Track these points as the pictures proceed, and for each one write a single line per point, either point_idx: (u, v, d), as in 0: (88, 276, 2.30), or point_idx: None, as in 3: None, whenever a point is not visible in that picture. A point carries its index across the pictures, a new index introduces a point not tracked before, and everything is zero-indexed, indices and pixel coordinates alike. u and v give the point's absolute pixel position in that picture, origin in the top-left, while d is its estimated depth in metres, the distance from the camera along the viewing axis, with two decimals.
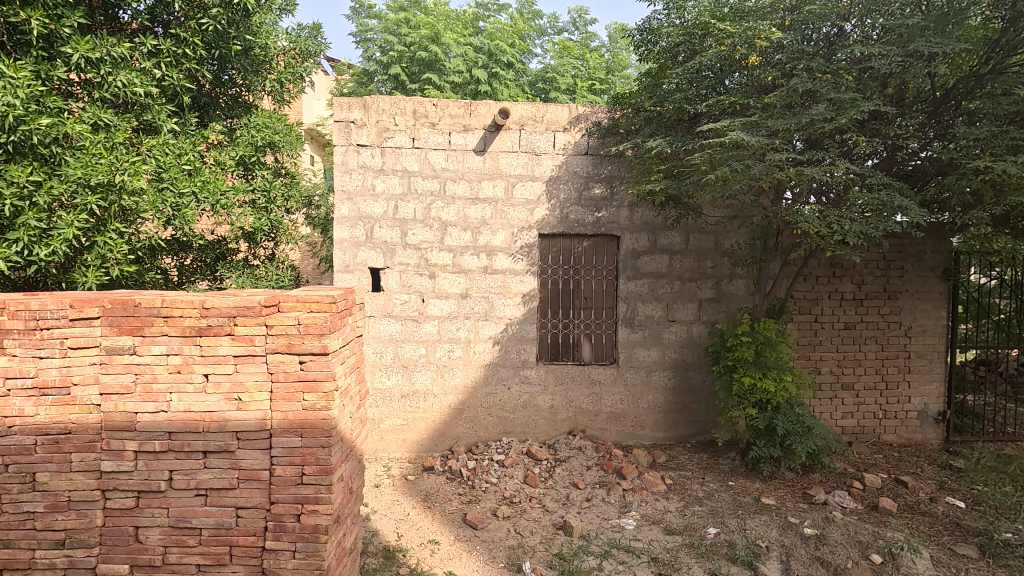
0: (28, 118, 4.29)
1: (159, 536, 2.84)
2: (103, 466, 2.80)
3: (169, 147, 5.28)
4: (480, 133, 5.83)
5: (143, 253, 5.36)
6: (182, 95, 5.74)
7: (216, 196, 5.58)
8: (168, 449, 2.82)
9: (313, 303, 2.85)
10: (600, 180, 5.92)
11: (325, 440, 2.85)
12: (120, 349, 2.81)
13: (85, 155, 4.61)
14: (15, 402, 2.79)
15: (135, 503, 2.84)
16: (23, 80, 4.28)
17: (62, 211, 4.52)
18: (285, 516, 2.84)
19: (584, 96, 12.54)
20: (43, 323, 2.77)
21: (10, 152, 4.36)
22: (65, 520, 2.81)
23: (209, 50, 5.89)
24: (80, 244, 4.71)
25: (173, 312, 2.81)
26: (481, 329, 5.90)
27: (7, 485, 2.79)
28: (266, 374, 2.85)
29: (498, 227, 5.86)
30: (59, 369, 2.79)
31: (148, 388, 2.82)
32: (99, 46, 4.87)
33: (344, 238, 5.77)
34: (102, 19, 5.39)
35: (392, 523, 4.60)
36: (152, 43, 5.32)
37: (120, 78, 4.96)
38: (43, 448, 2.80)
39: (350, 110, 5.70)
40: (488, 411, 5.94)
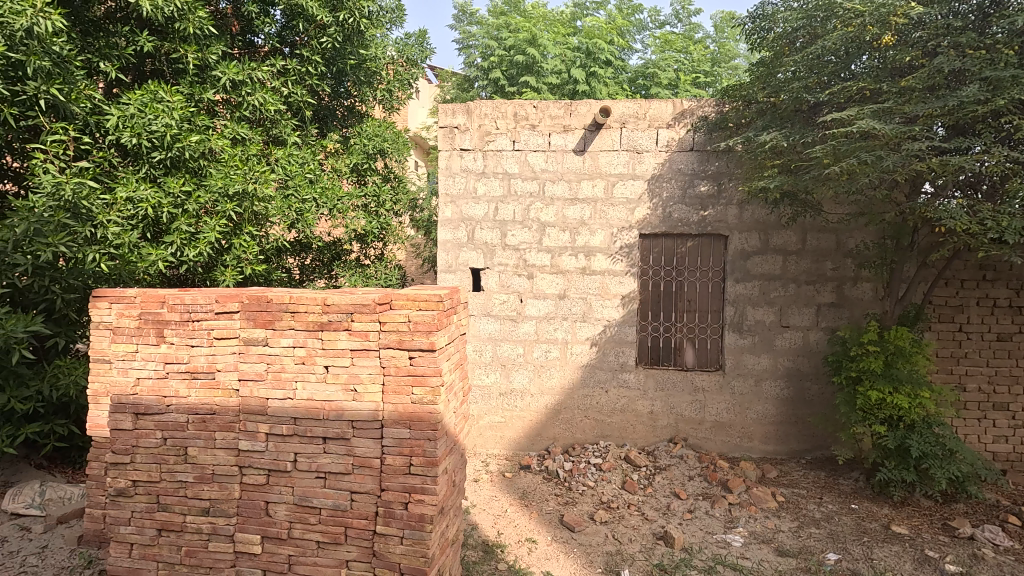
0: (182, 136, 4.90)
1: (285, 511, 3.10)
2: (241, 444, 3.12)
3: (294, 158, 5.82)
4: (580, 132, 5.79)
5: (273, 254, 5.92)
6: (306, 110, 6.27)
7: (334, 201, 6.06)
8: (294, 433, 3.08)
9: (422, 302, 2.98)
10: (706, 177, 5.63)
11: (431, 433, 2.97)
12: (255, 340, 3.12)
13: (225, 166, 5.17)
14: (172, 383, 3.20)
15: (266, 479, 3.12)
16: (179, 104, 4.91)
17: (206, 217, 5.09)
18: (394, 504, 3.00)
19: (687, 89, 12.09)
20: (194, 315, 3.16)
21: (168, 167, 4.98)
22: (210, 490, 3.16)
23: (329, 66, 6.41)
24: (221, 246, 5.29)
25: (299, 308, 3.07)
26: (580, 330, 5.85)
27: (165, 455, 3.20)
28: (379, 368, 3.02)
29: (598, 228, 5.79)
30: (207, 356, 3.16)
31: (278, 376, 3.10)
32: (241, 69, 5.50)
33: (448, 239, 6.01)
34: (241, 44, 6.06)
35: (491, 518, 4.70)
36: (281, 63, 5.88)
37: (256, 97, 5.56)
38: (193, 425, 3.17)
39: (454, 116, 5.93)
40: (586, 413, 5.88)
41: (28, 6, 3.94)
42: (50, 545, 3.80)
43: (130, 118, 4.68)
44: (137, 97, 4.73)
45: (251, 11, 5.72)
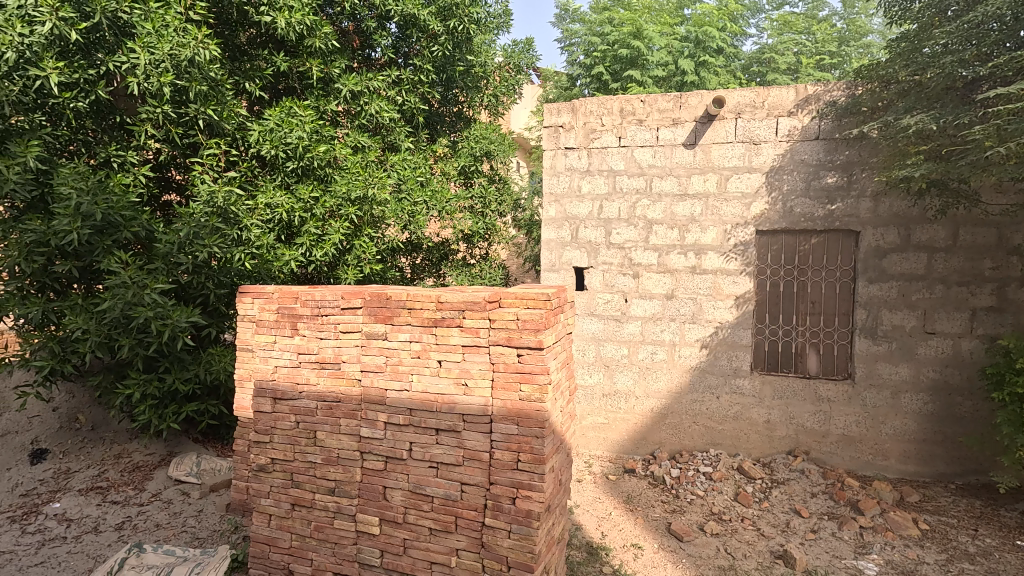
0: (311, 146, 5.37)
1: (401, 497, 3.28)
2: (362, 431, 3.34)
3: (407, 163, 6.15)
4: (691, 125, 5.54)
5: (388, 254, 6.29)
6: (418, 116, 6.61)
7: (443, 203, 6.33)
8: (410, 423, 3.24)
9: (531, 300, 3.02)
10: (834, 167, 5.16)
11: (539, 430, 3.00)
12: (376, 335, 3.33)
13: (347, 173, 5.59)
14: (305, 372, 3.51)
15: (384, 465, 3.32)
16: (310, 117, 5.38)
17: (331, 220, 5.53)
18: (502, 498, 3.06)
19: (809, 73, 11.21)
20: (323, 310, 3.45)
21: (300, 174, 5.47)
22: (336, 472, 3.42)
23: (439, 73, 6.71)
24: (343, 247, 5.72)
25: (415, 304, 3.24)
26: (689, 332, 5.60)
27: (298, 437, 3.51)
28: (489, 364, 3.10)
29: (710, 224, 5.51)
30: (334, 348, 3.44)
31: (396, 369, 3.28)
32: (360, 81, 5.91)
33: (552, 239, 6.04)
34: (360, 59, 6.51)
35: (595, 520, 4.65)
36: (395, 74, 6.26)
37: (374, 106, 5.95)
38: (322, 411, 3.46)
39: (559, 115, 5.95)
40: (694, 419, 5.62)
41: (190, 38, 4.51)
42: (205, 510, 4.34)
43: (269, 132, 5.20)
44: (275, 113, 5.24)
45: (370, 27, 6.12)
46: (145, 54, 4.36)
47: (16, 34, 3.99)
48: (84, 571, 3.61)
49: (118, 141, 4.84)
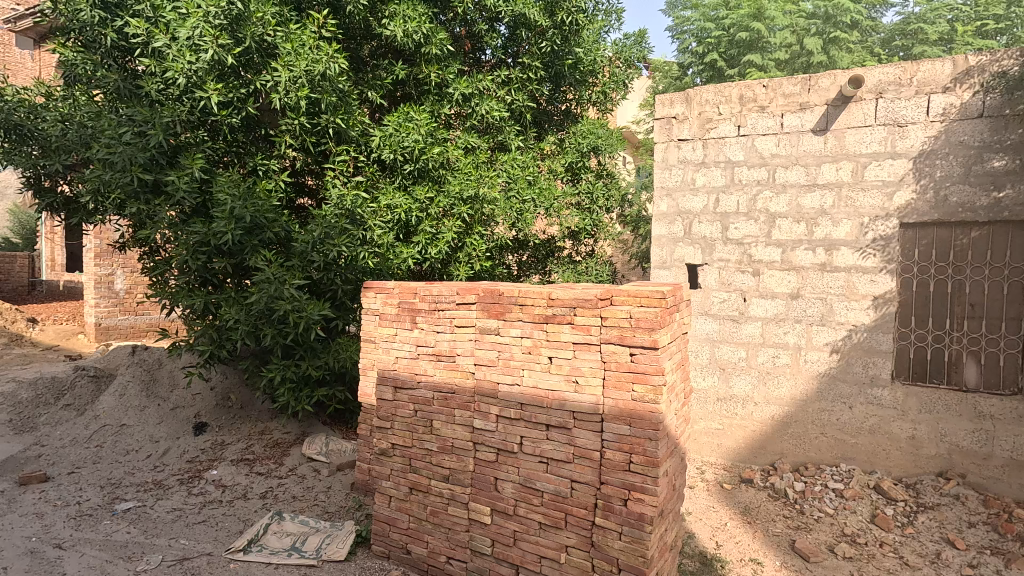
0: (427, 148, 5.63)
1: (512, 489, 3.34)
2: (475, 423, 3.45)
3: (516, 162, 6.26)
4: (821, 109, 5.07)
5: (496, 251, 6.45)
6: (526, 114, 6.71)
7: (550, 201, 6.37)
8: (520, 417, 3.29)
9: (644, 298, 2.95)
10: (1002, 148, 4.46)
11: (653, 432, 2.91)
12: (489, 330, 3.43)
13: (459, 174, 5.80)
14: (422, 363, 3.70)
15: (496, 457, 3.40)
16: (425, 121, 5.65)
17: (445, 219, 5.77)
18: (613, 498, 3.02)
19: (967, 42, 9.88)
20: (440, 304, 3.61)
21: (416, 176, 5.77)
22: (450, 460, 3.56)
23: (547, 70, 6.76)
24: (455, 245, 5.94)
25: (527, 301, 3.28)
26: (816, 335, 5.14)
27: (416, 425, 3.71)
28: (600, 362, 3.07)
29: (843, 217, 5.01)
30: (449, 341, 3.59)
31: (508, 363, 3.35)
32: (471, 84, 6.12)
33: (663, 234, 5.85)
34: (471, 62, 6.72)
35: (709, 530, 4.44)
36: (505, 74, 6.41)
37: (484, 106, 6.13)
38: (438, 401, 3.62)
39: (672, 106, 5.74)
40: (822, 430, 5.14)
41: (322, 54, 4.92)
42: (333, 487, 4.74)
43: (389, 137, 5.52)
44: (394, 119, 5.56)
45: (482, 29, 6.30)
46: (286, 72, 4.82)
47: (185, 61, 4.60)
48: (236, 532, 4.09)
49: (263, 151, 5.40)
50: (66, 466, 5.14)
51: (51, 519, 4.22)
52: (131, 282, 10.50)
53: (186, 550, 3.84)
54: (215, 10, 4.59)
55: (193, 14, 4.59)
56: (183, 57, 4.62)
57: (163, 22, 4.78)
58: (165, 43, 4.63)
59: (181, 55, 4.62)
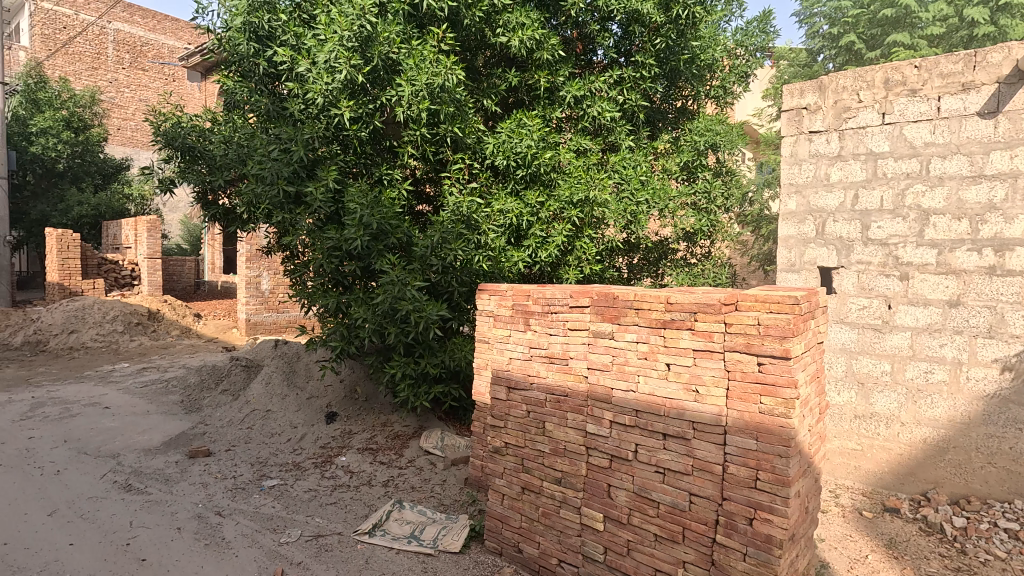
0: (540, 153, 5.68)
1: (626, 497, 3.26)
2: (588, 427, 3.42)
3: (629, 162, 6.14)
4: (990, 88, 4.41)
5: (606, 254, 6.35)
6: (639, 114, 6.55)
7: (665, 201, 6.15)
8: (635, 424, 3.21)
9: (775, 304, 2.74)
10: None
11: (783, 449, 2.70)
12: (603, 333, 3.38)
13: (571, 177, 5.80)
14: (535, 365, 3.74)
15: (609, 464, 3.34)
16: (538, 126, 5.71)
17: (556, 223, 5.79)
18: (737, 516, 2.84)
19: None
20: (554, 307, 3.64)
21: (528, 180, 5.85)
22: (562, 463, 3.55)
23: (662, 67, 6.55)
24: (566, 248, 5.94)
25: (644, 305, 3.20)
26: (982, 348, 4.46)
27: (529, 427, 3.76)
28: (724, 371, 2.90)
29: (1018, 213, 4.31)
30: (562, 344, 3.60)
31: (623, 368, 3.28)
32: (583, 86, 6.10)
33: (791, 235, 5.43)
34: (582, 64, 6.70)
35: (846, 561, 4.01)
36: (618, 74, 6.31)
37: (596, 108, 6.09)
38: (550, 403, 3.64)
39: (803, 95, 5.29)
40: (989, 460, 4.45)
41: (442, 67, 5.16)
42: (448, 480, 4.93)
43: (503, 144, 5.65)
44: (508, 126, 5.69)
45: (594, 30, 6.25)
46: (409, 86, 5.12)
47: (323, 83, 5.07)
48: (362, 515, 4.41)
49: (387, 162, 5.78)
50: (224, 444, 5.87)
51: (213, 489, 4.84)
52: (274, 282, 11.76)
53: (320, 528, 4.21)
54: (348, 34, 5.01)
55: (330, 40, 5.04)
56: (321, 78, 5.09)
57: (305, 49, 5.30)
58: (307, 67, 5.13)
59: (319, 77, 5.10)
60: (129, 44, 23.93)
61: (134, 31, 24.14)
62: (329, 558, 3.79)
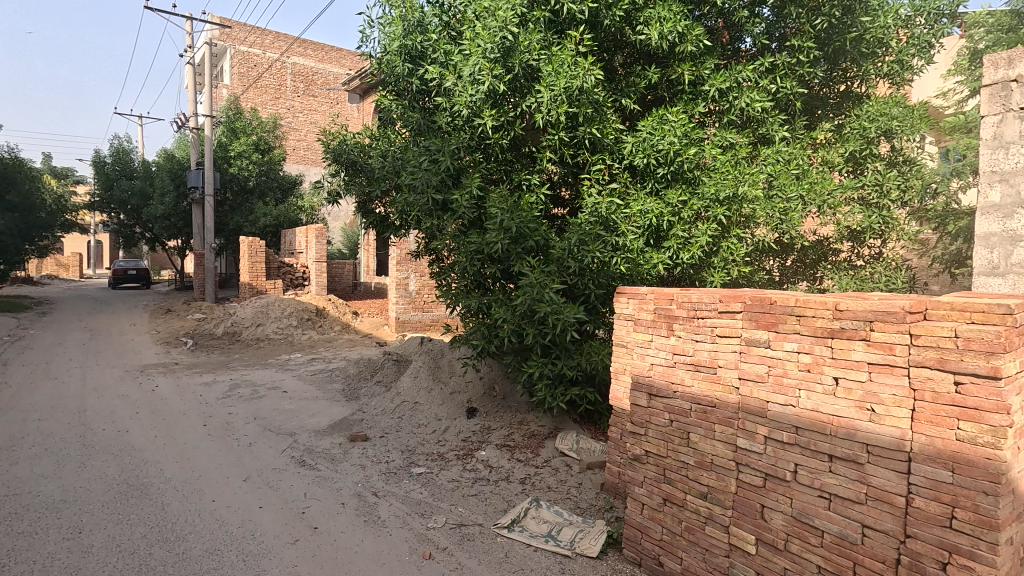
0: (682, 150, 5.42)
1: (783, 522, 2.98)
2: (739, 441, 3.18)
3: (781, 155, 5.68)
4: None
5: (755, 255, 5.88)
6: (795, 102, 6.01)
7: (823, 197, 5.58)
8: (795, 443, 2.92)
9: (978, 313, 2.33)
10: None
11: (990, 485, 2.28)
12: (757, 341, 3.14)
13: (717, 174, 5.48)
14: (680, 372, 3.59)
15: (763, 483, 3.08)
16: (681, 121, 5.47)
17: (699, 223, 5.48)
18: (925, 558, 2.45)
19: None
20: (700, 312, 3.47)
21: (670, 179, 5.60)
22: (709, 478, 3.35)
23: (822, 49, 5.95)
24: (710, 250, 5.61)
25: (807, 311, 2.91)
26: None
27: (671, 436, 3.61)
28: (908, 390, 2.53)
29: None
30: (710, 352, 3.41)
31: (780, 381, 3.01)
32: (729, 77, 5.74)
33: (991, 232, 4.65)
34: (728, 53, 6.30)
35: None
36: (770, 60, 5.83)
37: (744, 99, 5.69)
38: (696, 414, 3.46)
39: (1011, 65, 4.50)
40: None
41: (580, 70, 5.18)
42: (584, 484, 4.91)
43: (643, 142, 5.49)
44: (649, 123, 5.52)
45: (742, 16, 5.86)
46: (548, 91, 5.20)
47: (468, 95, 5.36)
48: (501, 510, 4.56)
49: (526, 167, 5.88)
50: (379, 431, 6.45)
51: (371, 471, 5.35)
52: (420, 284, 12.66)
53: (462, 517, 4.43)
54: (491, 46, 5.23)
55: (474, 53, 5.31)
56: (466, 91, 5.38)
57: (452, 65, 5.64)
58: (454, 81, 5.44)
59: (465, 89, 5.39)
60: (302, 74, 27.41)
61: (307, 62, 27.60)
62: (472, 547, 3.98)
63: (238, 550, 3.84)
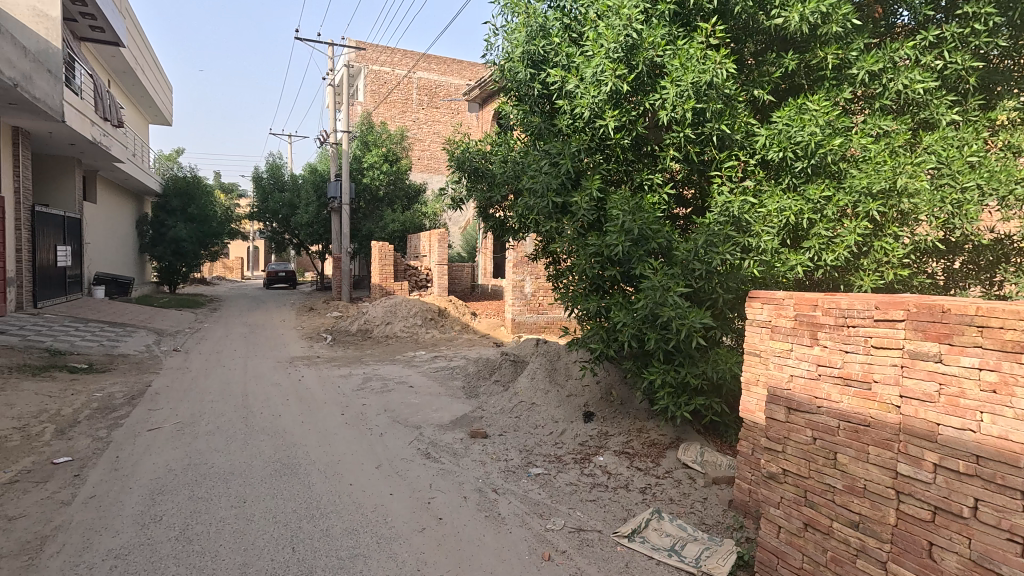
0: (826, 141, 4.93)
1: (957, 565, 2.56)
2: (900, 467, 2.80)
3: (950, 140, 4.94)
4: None
5: (914, 256, 5.18)
6: (968, 79, 5.19)
7: (1008, 185, 4.73)
8: (975, 474, 2.50)
9: None
10: None
11: None
12: (924, 355, 2.75)
13: (870, 165, 4.90)
14: (825, 386, 3.30)
15: (932, 517, 2.68)
16: (824, 109, 4.98)
17: (846, 220, 4.96)
18: None
19: None
20: (851, 320, 3.19)
21: (810, 174, 5.12)
22: (861, 505, 3.00)
23: (1005, 14, 5.09)
24: (858, 250, 5.09)
25: (991, 322, 2.48)
26: None
27: (815, 456, 3.28)
28: None
29: None
30: (863, 364, 3.10)
31: (954, 401, 2.61)
32: (882, 57, 5.15)
33: None
34: (881, 30, 5.62)
35: None
36: (935, 34, 5.13)
37: (901, 80, 5.07)
38: (845, 432, 3.12)
39: None
40: None
41: (710, 63, 4.97)
42: (709, 499, 4.63)
43: (778, 135, 5.07)
44: (785, 114, 5.09)
45: None
46: (674, 88, 5.03)
47: (590, 96, 5.30)
48: (621, 518, 4.45)
49: (648, 167, 5.70)
50: (497, 429, 6.62)
51: (490, 468, 5.50)
52: (536, 286, 12.84)
53: (581, 522, 4.39)
54: (615, 46, 5.16)
55: (597, 54, 5.25)
56: (588, 92, 5.33)
57: (574, 67, 5.63)
58: (576, 84, 5.43)
59: (587, 91, 5.33)
60: (426, 88, 29.07)
61: (431, 76, 29.22)
62: (591, 553, 3.93)
63: (373, 532, 4.14)
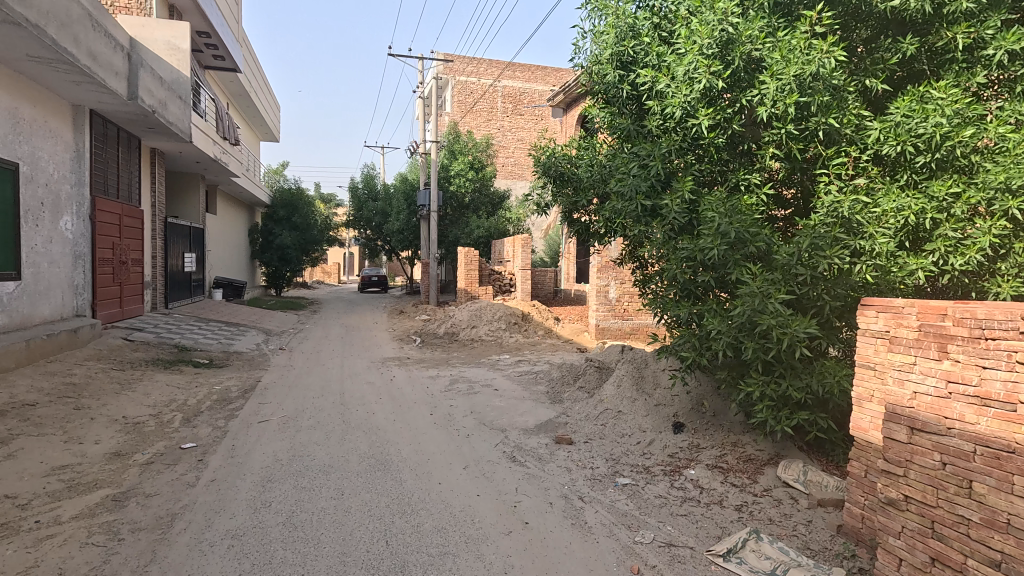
0: (953, 133, 4.45)
1: None
2: None
3: None
4: None
5: None
6: None
7: None
8: None
9: None
10: None
11: None
12: None
13: (1008, 157, 4.34)
14: (957, 406, 2.96)
15: None
16: (951, 97, 4.50)
17: (979, 220, 4.42)
18: None
19: None
20: (989, 332, 2.83)
21: (934, 169, 4.63)
22: (1003, 542, 2.64)
23: None
24: (995, 254, 4.51)
25: None
26: None
27: (944, 483, 2.94)
28: None
29: None
30: (1005, 383, 2.75)
31: None
32: None
33: None
34: None
35: None
36: None
37: None
38: (982, 458, 2.77)
39: None
40: None
41: (816, 53, 4.69)
42: (814, 521, 4.28)
43: (895, 127, 4.66)
44: (904, 104, 4.66)
45: None
46: (775, 82, 4.78)
47: (682, 95, 5.14)
48: (715, 536, 4.23)
49: (744, 167, 5.39)
50: (583, 436, 6.54)
51: (576, 475, 5.45)
52: (620, 291, 12.60)
53: (672, 536, 4.23)
54: (709, 41, 5.00)
55: (689, 51, 5.10)
56: (680, 91, 5.18)
57: (665, 66, 5.48)
58: (667, 83, 5.28)
59: (678, 90, 5.18)
60: (511, 95, 29.54)
61: (515, 83, 29.66)
62: (683, 570, 3.77)
63: (461, 531, 4.22)
